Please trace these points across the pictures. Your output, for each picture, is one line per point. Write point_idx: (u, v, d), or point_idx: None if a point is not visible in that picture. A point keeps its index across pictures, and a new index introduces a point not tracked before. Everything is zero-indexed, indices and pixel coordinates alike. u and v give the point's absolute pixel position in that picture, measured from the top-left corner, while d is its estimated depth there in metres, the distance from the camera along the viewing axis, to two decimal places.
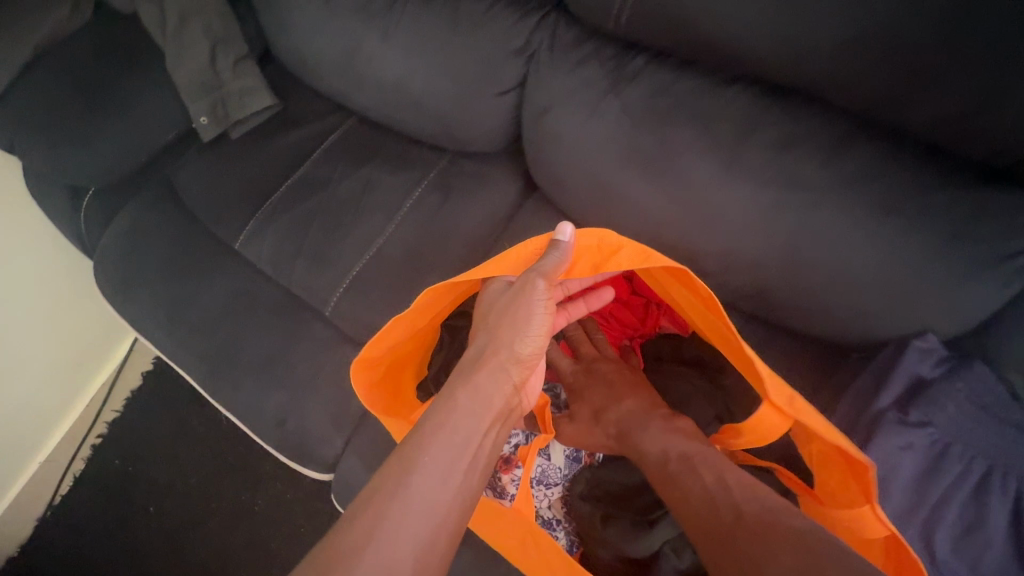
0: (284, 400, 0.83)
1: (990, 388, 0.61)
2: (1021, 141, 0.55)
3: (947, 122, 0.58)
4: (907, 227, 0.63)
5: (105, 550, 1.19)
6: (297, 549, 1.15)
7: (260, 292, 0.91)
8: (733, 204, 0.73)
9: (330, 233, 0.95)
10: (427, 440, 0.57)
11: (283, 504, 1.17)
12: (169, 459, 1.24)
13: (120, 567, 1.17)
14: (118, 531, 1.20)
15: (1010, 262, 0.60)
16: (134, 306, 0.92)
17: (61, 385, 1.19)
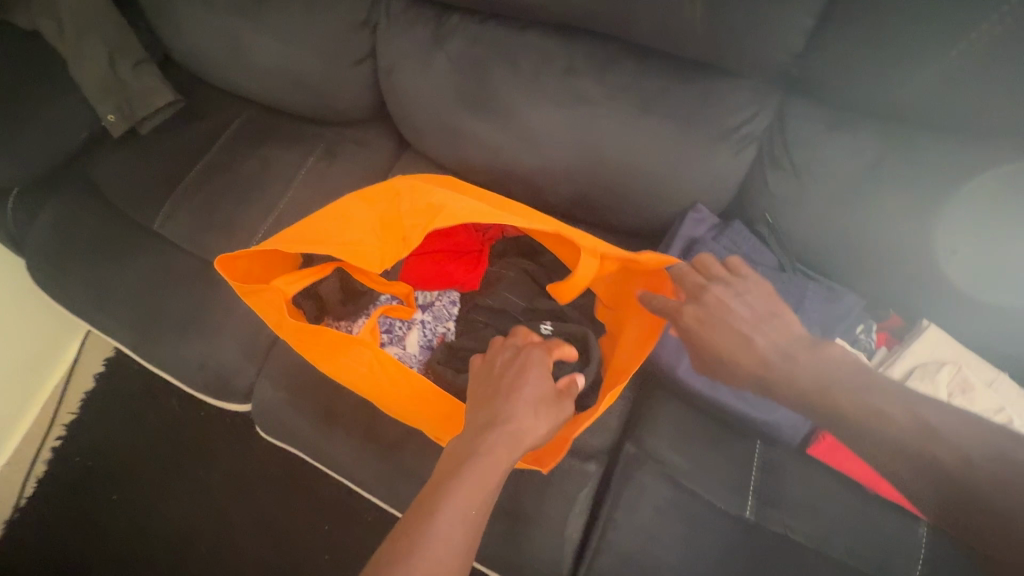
0: (203, 345, 0.99)
1: (743, 239, 0.80)
2: (715, 37, 0.69)
3: (664, 30, 0.72)
4: (661, 118, 0.78)
5: (95, 504, 1.46)
6: (265, 484, 1.43)
7: (179, 261, 1.07)
8: (543, 125, 0.86)
9: (234, 203, 1.10)
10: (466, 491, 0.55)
11: (248, 453, 1.46)
12: (141, 430, 1.51)
13: (116, 512, 1.45)
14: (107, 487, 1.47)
15: (736, 133, 0.76)
16: (73, 286, 1.08)
17: (30, 378, 1.46)
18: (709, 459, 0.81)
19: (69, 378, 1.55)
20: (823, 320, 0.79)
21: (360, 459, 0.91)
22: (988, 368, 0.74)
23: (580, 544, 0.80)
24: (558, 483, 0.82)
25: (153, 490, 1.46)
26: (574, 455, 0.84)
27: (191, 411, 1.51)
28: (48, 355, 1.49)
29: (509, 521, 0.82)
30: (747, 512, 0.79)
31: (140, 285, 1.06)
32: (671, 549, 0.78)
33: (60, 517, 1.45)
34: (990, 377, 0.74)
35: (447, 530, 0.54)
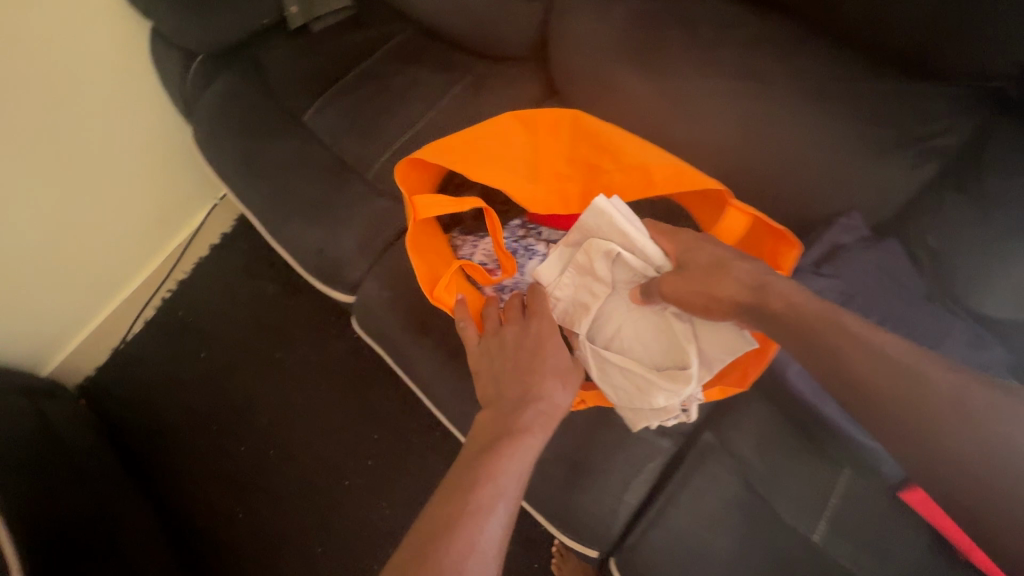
0: (322, 234, 1.08)
1: (895, 258, 0.76)
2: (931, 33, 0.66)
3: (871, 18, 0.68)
4: (841, 112, 0.74)
5: (172, 366, 1.64)
6: (330, 381, 1.56)
7: (316, 153, 1.16)
8: (708, 96, 0.83)
9: (378, 115, 1.16)
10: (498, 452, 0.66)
11: (322, 350, 1.59)
12: (220, 316, 1.67)
13: (199, 369, 1.63)
14: (184, 357, 1.65)
15: (919, 144, 0.72)
16: (223, 153, 1.20)
17: (149, 231, 1.59)
18: (788, 469, 0.79)
19: (190, 240, 1.69)
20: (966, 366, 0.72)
21: (439, 372, 0.96)
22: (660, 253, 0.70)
23: (636, 512, 0.80)
24: (627, 448, 0.82)
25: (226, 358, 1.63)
26: (649, 427, 0.83)
27: (281, 297, 1.65)
28: (178, 213, 1.63)
29: (568, 468, 0.83)
30: (814, 535, 0.76)
31: (280, 164, 1.16)
32: (725, 544, 0.76)
33: (153, 355, 1.66)
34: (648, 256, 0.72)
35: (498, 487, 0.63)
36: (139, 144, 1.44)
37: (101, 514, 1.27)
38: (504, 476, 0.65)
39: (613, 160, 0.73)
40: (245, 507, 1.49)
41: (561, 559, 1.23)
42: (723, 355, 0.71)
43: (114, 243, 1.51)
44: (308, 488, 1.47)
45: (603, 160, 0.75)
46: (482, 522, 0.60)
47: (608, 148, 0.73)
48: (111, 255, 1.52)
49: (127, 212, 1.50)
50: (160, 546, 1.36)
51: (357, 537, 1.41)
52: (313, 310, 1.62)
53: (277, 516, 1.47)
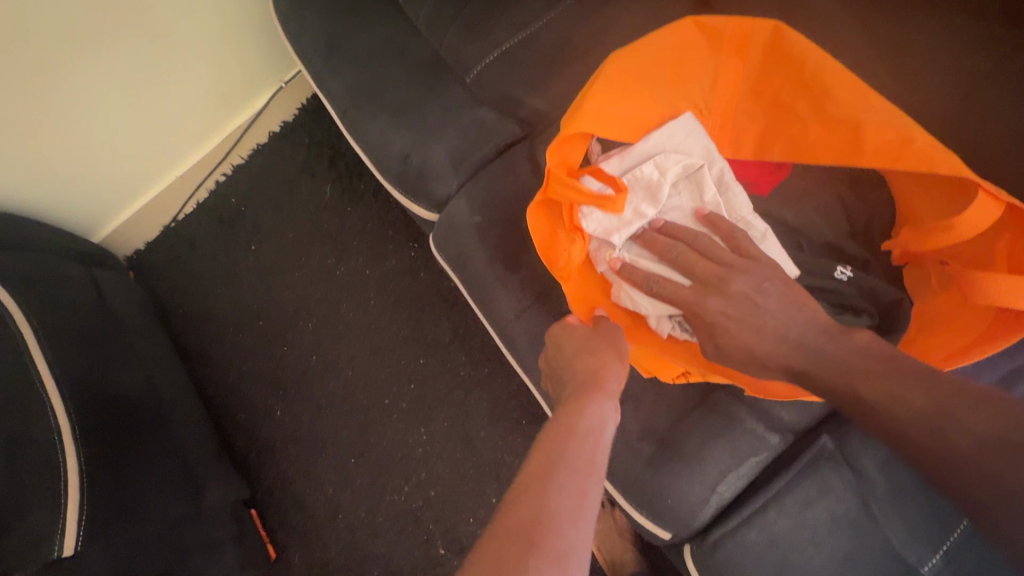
0: (408, 141, 0.96)
1: None
2: None
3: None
4: None
5: (222, 256, 1.60)
6: (382, 299, 1.50)
7: (412, 45, 1.01)
8: None
9: (488, 8, 0.99)
10: (576, 420, 0.56)
11: (377, 266, 1.52)
12: (275, 212, 1.60)
13: (250, 264, 1.58)
14: (234, 248, 1.60)
15: None
16: (305, 29, 1.06)
17: (210, 109, 1.48)
18: (911, 493, 0.70)
19: (249, 125, 1.58)
20: None
21: (521, 316, 0.87)
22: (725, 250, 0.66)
23: (727, 505, 0.73)
24: (730, 437, 0.73)
25: (278, 257, 1.58)
26: (759, 419, 0.73)
27: (340, 203, 1.57)
28: (241, 93, 1.51)
29: (658, 445, 0.76)
30: (924, 567, 0.69)
31: (369, 52, 1.02)
32: (825, 558, 0.69)
33: (204, 240, 1.61)
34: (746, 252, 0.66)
35: (581, 454, 0.52)
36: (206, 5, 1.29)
37: (148, 390, 1.28)
38: (589, 437, 0.54)
39: (811, 104, 0.68)
40: (284, 407, 1.49)
41: (597, 518, 1.20)
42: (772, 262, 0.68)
43: (174, 116, 1.41)
44: (348, 400, 1.46)
45: (797, 99, 0.70)
46: (558, 462, 0.51)
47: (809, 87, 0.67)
48: (169, 129, 1.43)
49: (188, 83, 1.38)
50: (203, 430, 1.37)
51: (392, 456, 1.41)
52: (373, 221, 1.54)
53: (315, 421, 1.47)
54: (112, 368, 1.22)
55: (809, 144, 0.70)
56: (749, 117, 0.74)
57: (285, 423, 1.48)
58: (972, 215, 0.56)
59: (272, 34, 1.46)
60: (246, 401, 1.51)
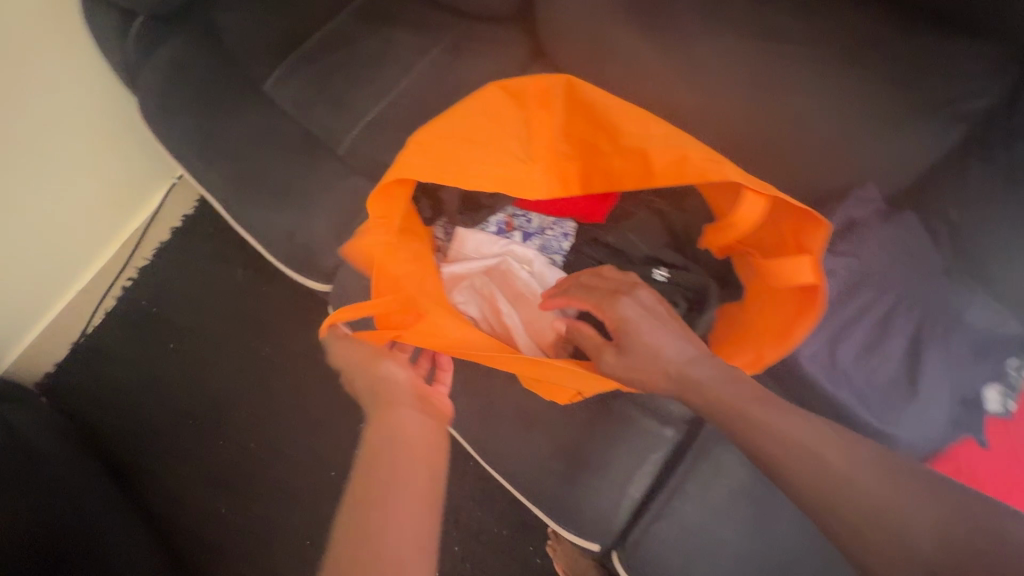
0: (292, 219, 0.99)
1: (914, 234, 0.70)
2: None
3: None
4: (855, 70, 0.68)
5: (142, 360, 1.55)
6: (313, 369, 1.49)
7: (282, 128, 1.05)
8: (714, 56, 0.77)
9: (348, 83, 1.05)
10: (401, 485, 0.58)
11: (303, 338, 1.51)
12: (190, 305, 1.57)
13: (172, 362, 1.55)
14: (153, 349, 1.56)
15: (947, 109, 0.66)
16: (175, 130, 1.09)
17: (102, 217, 1.46)
18: None
19: (148, 224, 1.57)
20: (976, 346, 0.69)
21: None
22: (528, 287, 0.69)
23: (638, 505, 0.77)
24: (628, 439, 0.79)
25: (200, 349, 1.55)
26: (652, 416, 0.79)
27: (255, 283, 1.56)
28: (132, 195, 1.50)
29: (567, 461, 0.80)
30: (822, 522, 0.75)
31: (242, 141, 1.05)
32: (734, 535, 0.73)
33: (120, 347, 1.56)
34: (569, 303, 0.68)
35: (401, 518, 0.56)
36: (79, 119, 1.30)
37: (73, 517, 1.21)
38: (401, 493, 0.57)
39: (610, 139, 0.63)
40: (230, 501, 1.44)
41: (557, 540, 1.22)
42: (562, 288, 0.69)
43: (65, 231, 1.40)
44: (297, 480, 1.43)
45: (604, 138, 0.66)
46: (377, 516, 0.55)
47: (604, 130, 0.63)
48: (62, 245, 1.41)
49: (74, 196, 1.37)
50: (143, 545, 1.30)
51: None
52: (292, 295, 1.54)
53: (264, 509, 1.42)
54: (27, 506, 1.15)
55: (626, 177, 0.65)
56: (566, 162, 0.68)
57: (235, 519, 1.43)
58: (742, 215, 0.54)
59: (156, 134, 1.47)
60: (190, 504, 1.45)
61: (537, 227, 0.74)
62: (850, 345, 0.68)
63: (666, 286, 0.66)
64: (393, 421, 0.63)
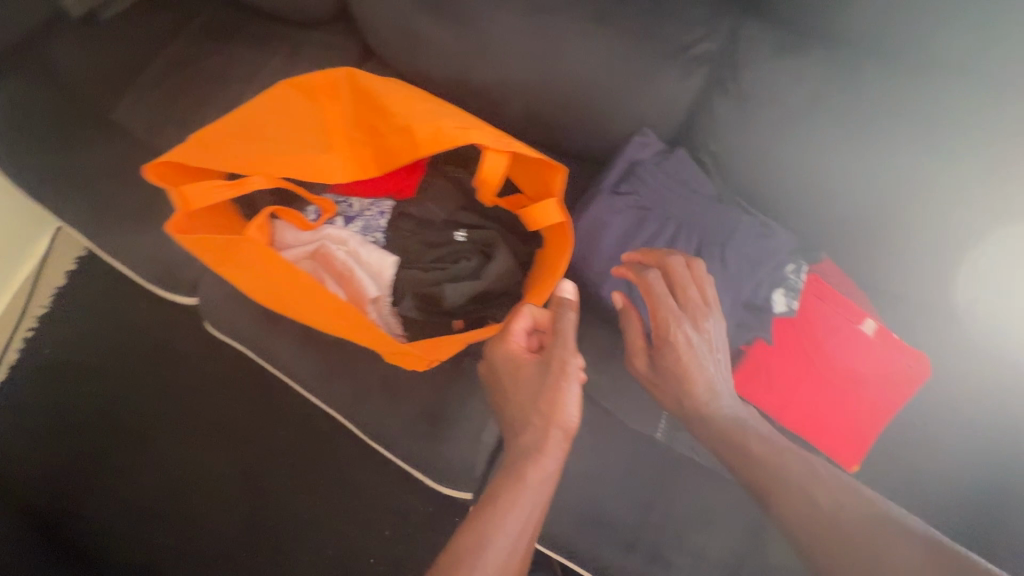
0: (153, 241, 1.02)
1: (686, 167, 0.79)
2: None
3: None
4: (608, 29, 0.76)
5: (47, 412, 1.51)
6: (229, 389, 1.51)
7: (136, 155, 1.08)
8: (497, 30, 0.83)
9: (193, 103, 1.08)
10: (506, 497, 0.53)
11: (214, 360, 1.53)
12: (95, 345, 1.55)
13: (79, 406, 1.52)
14: (58, 398, 1.52)
15: (686, 53, 0.75)
16: (26, 172, 1.09)
17: None
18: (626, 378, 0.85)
19: (40, 272, 1.55)
20: (751, 257, 0.79)
21: (298, 357, 0.95)
22: (351, 262, 0.73)
23: (496, 448, 0.84)
24: (480, 391, 0.86)
25: (105, 390, 1.52)
26: None
27: (161, 313, 1.57)
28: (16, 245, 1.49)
29: (430, 422, 0.87)
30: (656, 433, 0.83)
31: (95, 172, 1.07)
32: (577, 460, 0.82)
33: (29, 400, 1.52)
34: (382, 273, 0.72)
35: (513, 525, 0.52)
36: None
37: None
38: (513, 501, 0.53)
39: (387, 124, 0.69)
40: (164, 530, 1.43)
41: None
42: (373, 261, 0.72)
43: None
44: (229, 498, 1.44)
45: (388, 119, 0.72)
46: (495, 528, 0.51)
47: (381, 116, 0.69)
48: None
49: None
50: None
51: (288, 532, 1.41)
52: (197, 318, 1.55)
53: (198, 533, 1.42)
54: None
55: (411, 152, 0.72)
56: (360, 147, 0.74)
57: None
58: (489, 165, 0.62)
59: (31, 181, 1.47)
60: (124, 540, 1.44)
61: (358, 210, 0.78)
62: None
63: (463, 246, 0.72)
64: (529, 436, 0.57)
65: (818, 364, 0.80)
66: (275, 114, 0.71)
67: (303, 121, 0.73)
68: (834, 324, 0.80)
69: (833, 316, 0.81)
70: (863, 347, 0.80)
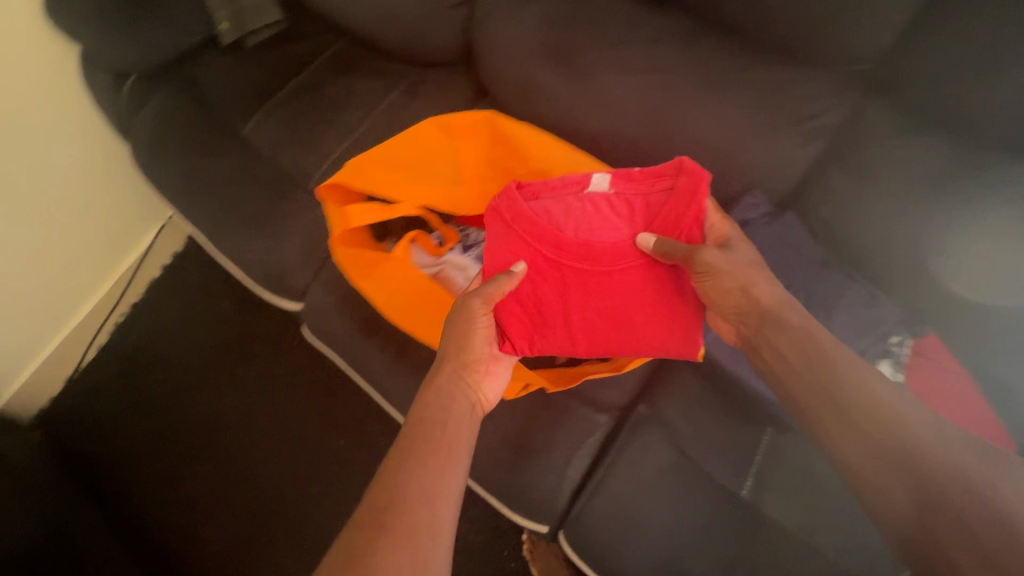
0: (266, 246, 1.10)
1: (797, 231, 0.82)
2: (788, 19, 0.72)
3: (754, 10, 0.76)
4: (728, 96, 0.81)
5: (119, 402, 1.53)
6: (286, 401, 1.49)
7: (258, 166, 1.18)
8: (616, 86, 0.88)
9: (317, 125, 1.18)
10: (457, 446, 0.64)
11: (272, 372, 1.51)
12: (175, 336, 1.58)
13: (147, 396, 1.53)
14: (131, 389, 1.54)
15: (807, 122, 0.79)
16: (163, 172, 1.21)
17: (95, 262, 1.51)
18: (714, 432, 0.85)
19: (141, 263, 1.62)
20: (857, 326, 0.79)
21: (388, 370, 0.99)
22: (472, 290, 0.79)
23: (579, 485, 0.85)
24: (566, 425, 0.87)
25: (175, 385, 1.53)
26: (588, 405, 0.88)
27: (238, 315, 1.58)
28: (122, 237, 1.55)
29: (514, 451, 0.87)
30: (742, 490, 0.82)
31: (223, 177, 1.17)
32: (661, 507, 0.81)
33: (111, 382, 1.55)
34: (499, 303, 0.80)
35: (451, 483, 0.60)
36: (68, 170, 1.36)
37: None
38: (451, 467, 0.61)
39: (526, 157, 0.79)
40: (216, 524, 1.40)
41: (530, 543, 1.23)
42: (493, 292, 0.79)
43: (59, 278, 1.43)
44: (275, 500, 1.40)
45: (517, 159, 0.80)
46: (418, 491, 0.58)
47: (520, 156, 0.79)
48: (55, 294, 1.44)
49: (68, 247, 1.42)
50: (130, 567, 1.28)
51: (327, 542, 1.36)
52: (262, 323, 1.56)
53: (245, 532, 1.39)
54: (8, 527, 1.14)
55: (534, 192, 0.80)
56: (491, 182, 0.82)
57: (216, 540, 1.39)
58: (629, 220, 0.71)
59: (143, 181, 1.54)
60: (170, 537, 1.40)
61: (476, 240, 0.84)
62: None
63: None
64: (446, 388, 0.69)
65: (536, 262, 0.77)
66: (419, 147, 0.79)
67: (441, 154, 0.80)
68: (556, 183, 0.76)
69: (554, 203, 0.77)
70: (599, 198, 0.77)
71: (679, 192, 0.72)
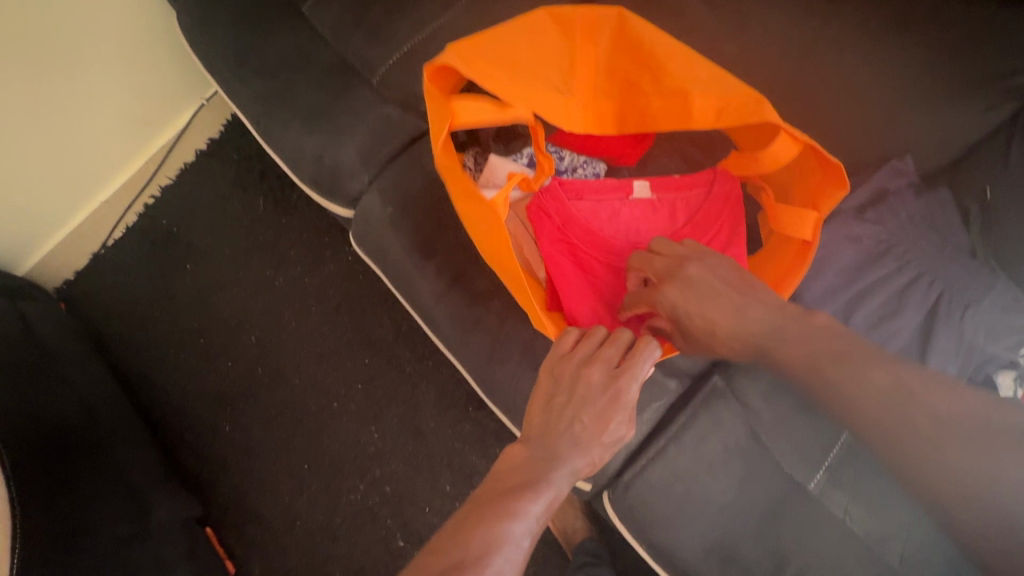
0: (321, 142, 1.00)
1: (946, 210, 0.71)
2: None
3: None
4: (904, 39, 0.68)
5: (143, 286, 1.48)
6: (314, 312, 1.43)
7: (319, 51, 1.05)
8: (765, 8, 0.75)
9: (390, 12, 1.03)
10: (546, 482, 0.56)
11: (303, 281, 1.45)
12: (205, 227, 1.50)
13: (173, 285, 1.48)
14: (156, 276, 1.48)
15: (1002, 82, 0.66)
16: (212, 42, 1.08)
17: (127, 134, 1.41)
18: (793, 417, 0.78)
19: (173, 144, 1.51)
20: (992, 329, 0.69)
21: (441, 298, 0.91)
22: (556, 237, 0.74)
23: (636, 449, 0.80)
24: None
25: (201, 277, 1.48)
26: (659, 367, 0.82)
27: (272, 215, 1.49)
28: (157, 111, 1.44)
29: None
30: (810, 484, 0.76)
31: (278, 59, 1.05)
32: (723, 486, 0.76)
33: (135, 265, 1.49)
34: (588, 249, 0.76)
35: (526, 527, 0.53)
36: (108, 26, 1.23)
37: (87, 415, 1.17)
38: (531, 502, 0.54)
39: (653, 79, 0.69)
40: (234, 422, 1.39)
41: None
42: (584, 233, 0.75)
43: (87, 144, 1.34)
44: (297, 408, 1.38)
45: (640, 76, 0.70)
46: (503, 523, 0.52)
47: (645, 73, 0.70)
48: (83, 162, 1.35)
49: (99, 112, 1.32)
50: (149, 453, 1.27)
51: (344, 459, 1.34)
52: (297, 227, 1.48)
53: (262, 435, 1.38)
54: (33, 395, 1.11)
55: (654, 116, 0.71)
56: (605, 99, 0.73)
57: (234, 438, 1.38)
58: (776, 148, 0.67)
59: (183, 52, 1.40)
60: (188, 428, 1.40)
61: (570, 165, 0.82)
62: (864, 311, 0.71)
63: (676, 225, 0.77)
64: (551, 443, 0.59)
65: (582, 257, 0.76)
66: (529, 44, 0.69)
67: (553, 55, 0.70)
68: (599, 186, 0.78)
69: (598, 205, 0.78)
70: (643, 204, 0.78)
71: (714, 196, 0.76)
